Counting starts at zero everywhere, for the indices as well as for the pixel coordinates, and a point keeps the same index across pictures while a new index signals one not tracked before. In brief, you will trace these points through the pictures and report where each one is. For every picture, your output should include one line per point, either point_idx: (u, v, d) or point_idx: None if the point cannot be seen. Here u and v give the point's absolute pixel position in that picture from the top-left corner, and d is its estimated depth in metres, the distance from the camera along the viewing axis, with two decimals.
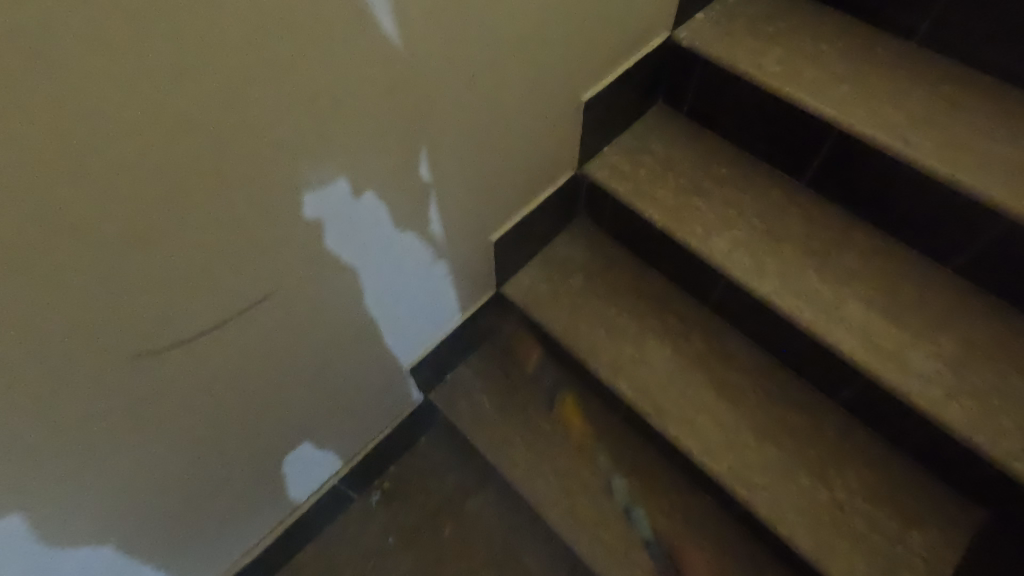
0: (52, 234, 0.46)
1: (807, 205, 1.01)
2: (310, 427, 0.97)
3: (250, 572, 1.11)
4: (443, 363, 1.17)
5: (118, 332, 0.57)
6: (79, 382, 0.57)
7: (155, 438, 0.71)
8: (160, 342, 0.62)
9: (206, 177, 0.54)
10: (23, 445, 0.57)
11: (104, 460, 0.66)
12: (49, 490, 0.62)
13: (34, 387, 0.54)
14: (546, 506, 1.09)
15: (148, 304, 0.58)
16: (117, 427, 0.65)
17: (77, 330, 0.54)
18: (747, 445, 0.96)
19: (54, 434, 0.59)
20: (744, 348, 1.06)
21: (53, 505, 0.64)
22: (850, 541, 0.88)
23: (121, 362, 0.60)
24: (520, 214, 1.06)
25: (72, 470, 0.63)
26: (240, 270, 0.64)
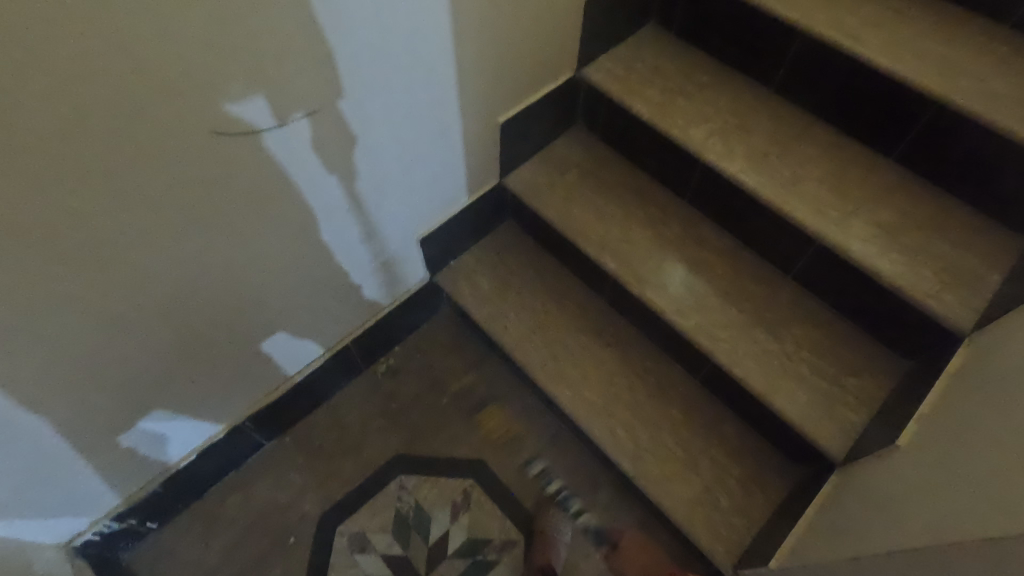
0: (94, 43, 0.59)
1: (776, 108, 1.17)
2: (331, 272, 1.10)
3: (268, 420, 1.25)
4: (450, 243, 1.31)
5: (147, 142, 0.70)
6: (110, 182, 0.70)
7: (171, 256, 0.83)
8: (183, 160, 0.74)
9: (222, 9, 0.65)
10: (63, 233, 0.70)
11: (126, 267, 0.79)
12: (80, 282, 0.75)
13: (73, 176, 0.66)
14: (536, 369, 1.24)
15: (174, 122, 0.70)
16: (140, 234, 0.77)
17: (108, 131, 0.65)
18: (712, 309, 1.13)
19: (88, 229, 0.71)
20: (715, 233, 1.21)
21: (80, 301, 0.77)
22: (794, 381, 1.05)
23: (148, 172, 0.72)
24: (526, 102, 1.19)
25: (95, 271, 0.76)
26: (252, 106, 0.76)
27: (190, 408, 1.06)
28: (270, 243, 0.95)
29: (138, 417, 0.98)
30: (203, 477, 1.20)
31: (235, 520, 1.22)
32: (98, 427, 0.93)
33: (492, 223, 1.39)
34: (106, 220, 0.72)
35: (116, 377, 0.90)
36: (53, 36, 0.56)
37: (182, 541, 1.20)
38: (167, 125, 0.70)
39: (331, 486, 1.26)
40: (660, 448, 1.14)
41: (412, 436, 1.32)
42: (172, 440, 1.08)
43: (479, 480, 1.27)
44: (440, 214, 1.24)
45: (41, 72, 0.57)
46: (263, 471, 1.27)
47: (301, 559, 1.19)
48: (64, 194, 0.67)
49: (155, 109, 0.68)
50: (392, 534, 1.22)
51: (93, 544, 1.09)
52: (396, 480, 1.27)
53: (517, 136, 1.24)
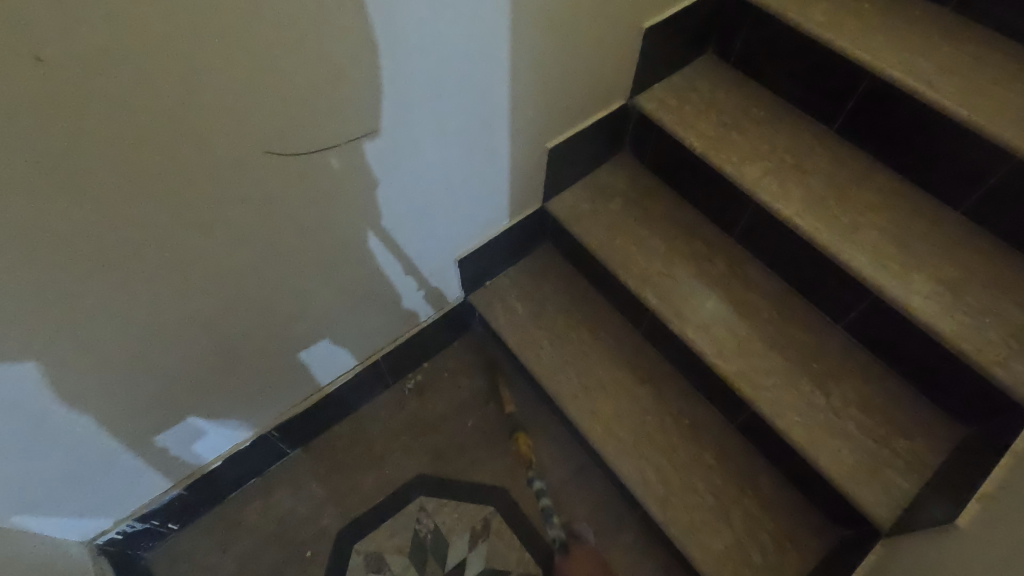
0: (149, 62, 0.58)
1: (837, 149, 1.12)
2: (368, 289, 1.09)
3: (294, 430, 1.24)
4: (487, 265, 1.29)
5: (196, 159, 0.69)
6: (157, 196, 0.69)
7: (213, 269, 0.83)
8: (230, 177, 0.74)
9: (278, 31, 0.64)
10: (107, 244, 0.69)
11: (165, 279, 0.79)
12: (120, 292, 0.75)
13: (121, 189, 0.66)
14: (566, 400, 1.21)
15: (222, 139, 0.69)
16: (182, 247, 0.77)
17: (157, 146, 0.65)
18: (755, 354, 1.08)
19: (132, 241, 0.71)
20: (764, 274, 1.17)
21: (118, 311, 0.77)
22: (840, 438, 0.99)
23: (195, 188, 0.72)
24: (575, 129, 1.17)
25: (135, 282, 0.76)
26: (302, 125, 0.75)
27: (219, 417, 1.06)
28: (310, 259, 0.94)
29: (169, 422, 0.98)
30: (226, 482, 1.20)
31: (253, 527, 1.22)
32: (129, 432, 0.93)
33: (531, 246, 1.37)
34: (153, 233, 0.72)
35: (148, 385, 0.90)
36: (108, 54, 0.56)
37: (200, 544, 1.20)
38: (216, 142, 0.69)
39: (351, 501, 1.25)
40: (690, 495, 1.10)
41: (435, 457, 1.30)
42: (198, 446, 1.08)
43: (499, 508, 1.25)
44: (481, 235, 1.22)
45: (93, 88, 0.57)
46: (286, 480, 1.27)
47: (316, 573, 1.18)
48: (111, 206, 0.67)
49: (206, 127, 0.67)
50: (408, 557, 1.20)
51: (115, 543, 1.09)
52: (415, 500, 1.25)
53: (563, 161, 1.22)
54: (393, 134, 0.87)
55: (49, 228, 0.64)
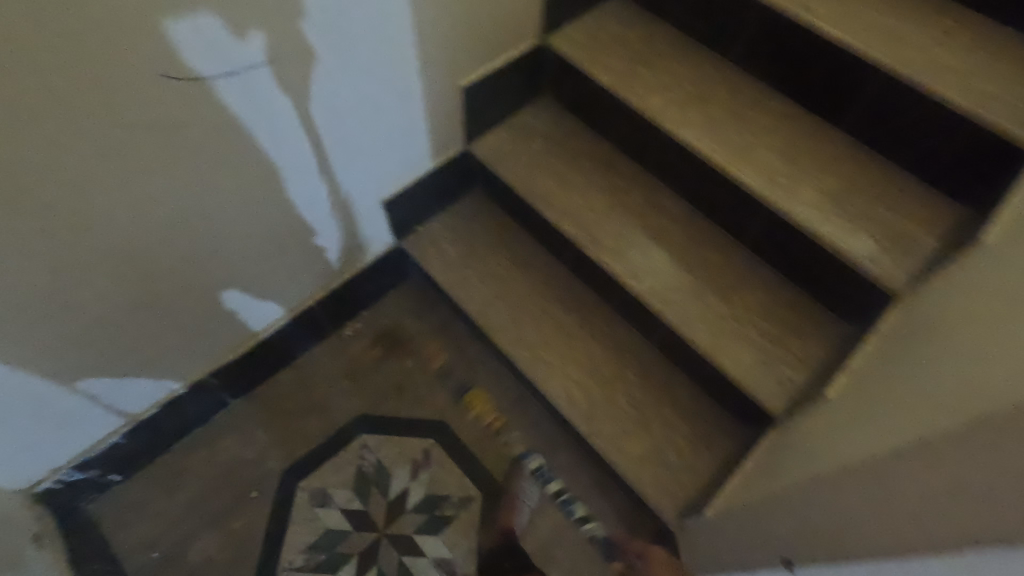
0: None
1: (735, 79, 1.19)
2: (292, 231, 1.11)
3: (234, 378, 1.27)
4: (415, 208, 1.33)
5: (91, 88, 0.70)
6: (57, 128, 0.70)
7: (127, 206, 0.84)
8: (132, 108, 0.75)
9: None
10: (14, 181, 0.70)
11: (77, 218, 0.79)
12: (33, 231, 0.76)
13: (18, 121, 0.67)
14: (496, 331, 1.27)
15: (119, 68, 0.70)
16: (91, 183, 0.78)
17: (49, 75, 0.66)
18: (666, 273, 1.16)
19: (39, 177, 0.72)
20: (673, 201, 1.24)
21: (30, 251, 0.78)
22: (741, 341, 1.08)
23: (97, 121, 0.73)
24: (490, 67, 1.21)
25: (45, 221, 0.76)
26: (204, 55, 0.76)
27: (148, 364, 1.07)
28: (228, 195, 0.95)
29: (96, 368, 0.99)
30: (167, 432, 1.22)
31: (199, 474, 1.25)
32: (56, 378, 0.94)
33: (459, 190, 1.41)
34: (52, 158, 0.72)
35: (70, 328, 0.90)
36: None
37: (144, 494, 1.22)
38: (111, 70, 0.70)
39: (295, 444, 1.29)
40: (612, 409, 1.18)
41: (376, 397, 1.34)
42: (130, 394, 1.09)
43: (439, 440, 1.30)
44: (405, 176, 1.25)
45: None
46: (228, 428, 1.29)
47: (262, 512, 1.22)
48: (11, 138, 0.67)
49: (97, 53, 0.68)
50: (352, 490, 1.25)
51: (55, 493, 1.10)
52: (358, 438, 1.30)
53: (482, 101, 1.26)
54: (301, 66, 0.88)
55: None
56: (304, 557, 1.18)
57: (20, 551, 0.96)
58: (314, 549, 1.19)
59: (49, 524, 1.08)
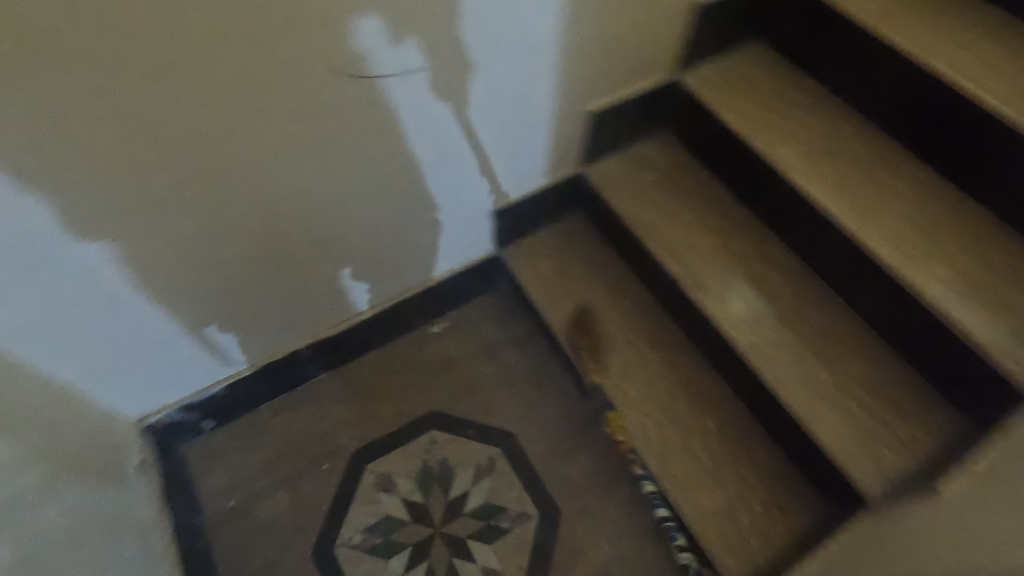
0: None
1: (873, 140, 1.14)
2: (407, 226, 1.17)
3: (326, 353, 1.34)
4: (520, 221, 1.36)
5: (270, 70, 0.79)
6: (236, 101, 0.80)
7: (275, 179, 0.92)
8: (299, 92, 0.83)
9: None
10: (193, 141, 0.81)
11: (234, 182, 0.89)
12: (197, 188, 0.86)
13: (207, 91, 0.76)
14: (579, 354, 1.27)
15: (296, 55, 0.79)
16: (251, 153, 0.87)
17: (241, 55, 0.75)
18: (767, 326, 1.12)
19: (212, 141, 0.82)
20: (785, 256, 1.20)
21: (190, 205, 0.88)
22: (839, 412, 1.03)
23: (268, 99, 0.82)
24: (618, 97, 1.23)
25: (208, 180, 0.86)
26: (368, 52, 0.84)
27: (259, 324, 1.17)
28: (358, 184, 1.02)
29: (216, 320, 1.09)
30: (259, 392, 1.31)
31: (279, 436, 1.32)
32: (183, 322, 1.05)
33: (564, 211, 1.43)
34: (224, 129, 0.82)
35: (205, 280, 1.00)
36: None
37: (229, 444, 1.30)
38: (290, 56, 0.79)
39: (369, 426, 1.34)
40: (687, 456, 1.15)
41: (451, 396, 1.38)
42: (238, 349, 1.19)
43: (505, 450, 1.32)
44: (518, 190, 1.29)
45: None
46: (311, 399, 1.37)
47: (329, 485, 1.27)
48: (199, 105, 0.77)
49: (281, 40, 0.77)
50: (415, 482, 1.28)
51: (160, 428, 1.20)
52: (427, 433, 1.34)
53: (604, 128, 1.28)
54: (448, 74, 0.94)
55: (136, 105, 0.73)
56: (361, 537, 1.22)
57: (126, 470, 1.06)
58: (371, 531, 1.23)
59: (148, 455, 1.16)
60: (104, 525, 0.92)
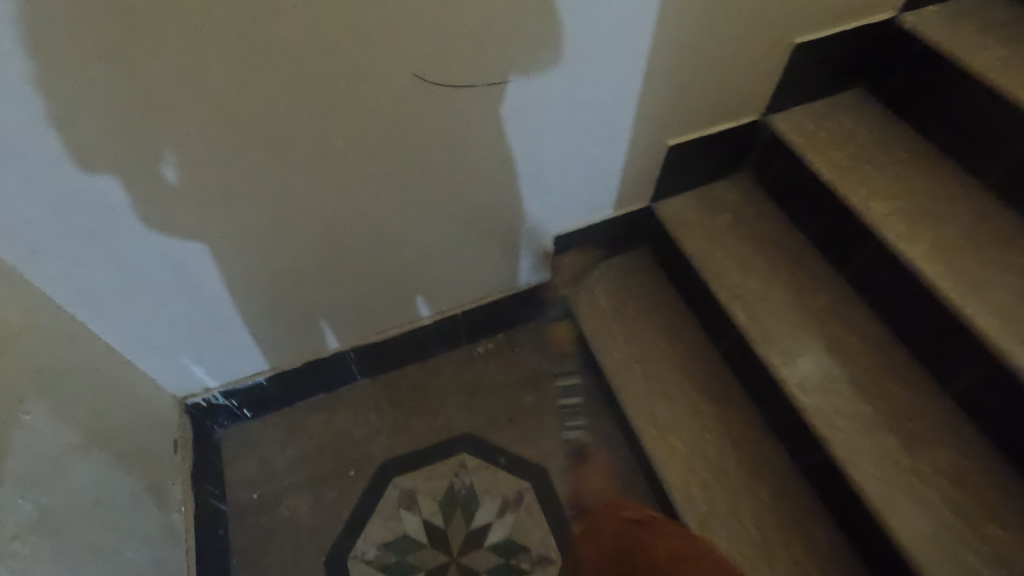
0: None
1: (984, 205, 1.03)
2: (467, 241, 1.16)
3: (370, 357, 1.33)
4: (582, 250, 1.32)
5: (351, 70, 0.78)
6: (317, 100, 0.80)
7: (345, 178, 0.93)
8: (379, 95, 0.83)
9: None
10: (271, 134, 0.82)
11: (304, 178, 0.90)
12: (269, 178, 0.87)
13: (288, 86, 0.77)
14: (627, 396, 1.20)
15: (380, 58, 0.78)
16: (325, 151, 0.87)
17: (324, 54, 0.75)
18: (840, 394, 1.02)
19: (288, 136, 0.83)
20: (868, 319, 1.10)
21: (260, 195, 0.89)
22: (920, 505, 0.90)
23: (350, 99, 0.81)
24: (701, 134, 1.18)
25: (281, 173, 0.87)
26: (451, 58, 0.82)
27: (310, 320, 1.17)
28: (423, 194, 1.01)
29: (270, 310, 1.10)
30: (299, 387, 1.31)
31: (313, 434, 1.31)
32: (237, 307, 1.06)
33: (629, 245, 1.38)
34: (301, 129, 0.83)
35: (263, 269, 1.02)
36: None
37: (263, 435, 1.31)
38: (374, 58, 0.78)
39: (402, 439, 1.31)
40: (734, 524, 1.04)
41: (488, 421, 1.33)
42: (287, 341, 1.20)
43: (536, 486, 1.25)
44: (584, 217, 1.25)
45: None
46: (349, 402, 1.36)
47: (353, 493, 1.24)
48: (279, 98, 0.78)
49: (367, 41, 0.76)
50: (438, 504, 1.23)
51: (199, 409, 1.23)
52: (458, 455, 1.29)
53: (681, 164, 1.23)
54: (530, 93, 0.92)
55: (220, 94, 0.74)
56: (376, 553, 1.17)
57: (163, 448, 1.07)
58: (387, 548, 1.18)
59: (187, 434, 1.18)
60: (130, 498, 0.92)
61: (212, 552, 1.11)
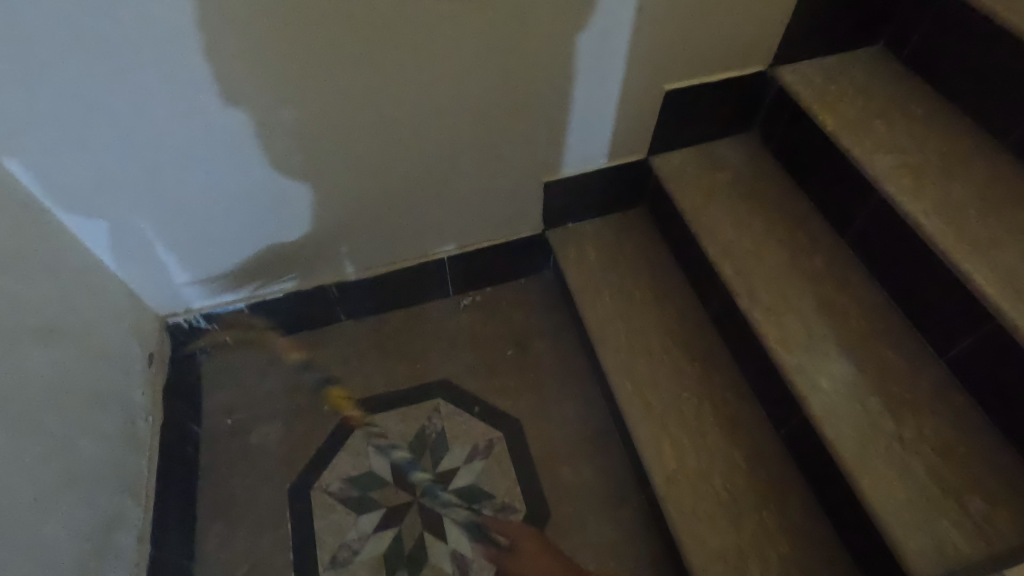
0: None
1: (1000, 166, 0.96)
2: (453, 177, 1.13)
3: (354, 297, 1.33)
4: (575, 201, 1.29)
5: None
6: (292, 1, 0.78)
7: (324, 94, 0.91)
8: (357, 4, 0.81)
9: None
10: (244, 35, 0.80)
11: (282, 89, 0.88)
12: (245, 84, 0.86)
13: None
14: (607, 349, 1.16)
15: None
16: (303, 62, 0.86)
17: None
18: (826, 354, 0.96)
19: (263, 39, 0.81)
20: (865, 283, 1.03)
21: (235, 101, 0.88)
22: (900, 472, 0.84)
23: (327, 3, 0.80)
24: (703, 81, 1.13)
25: (257, 81, 0.86)
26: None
27: (292, 249, 1.17)
28: (404, 119, 0.99)
29: (251, 231, 1.10)
30: (281, 321, 1.31)
31: (291, 369, 1.31)
32: (217, 225, 1.06)
33: (625, 202, 1.34)
34: (271, 33, 0.81)
35: (243, 186, 1.01)
36: None
37: (244, 365, 1.31)
38: None
39: (379, 380, 1.30)
40: (703, 483, 1.00)
41: (467, 370, 1.31)
42: (269, 269, 1.19)
43: (507, 436, 1.22)
44: (578, 164, 1.21)
45: None
46: (331, 341, 1.35)
47: (325, 427, 1.24)
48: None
49: None
50: (407, 446, 1.22)
51: (181, 331, 1.23)
52: (432, 401, 1.27)
53: (681, 115, 1.18)
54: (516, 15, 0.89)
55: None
56: (340, 487, 1.17)
57: (136, 358, 1.08)
58: (351, 483, 1.17)
59: (164, 349, 1.19)
60: (89, 394, 0.93)
61: (176, 469, 1.12)
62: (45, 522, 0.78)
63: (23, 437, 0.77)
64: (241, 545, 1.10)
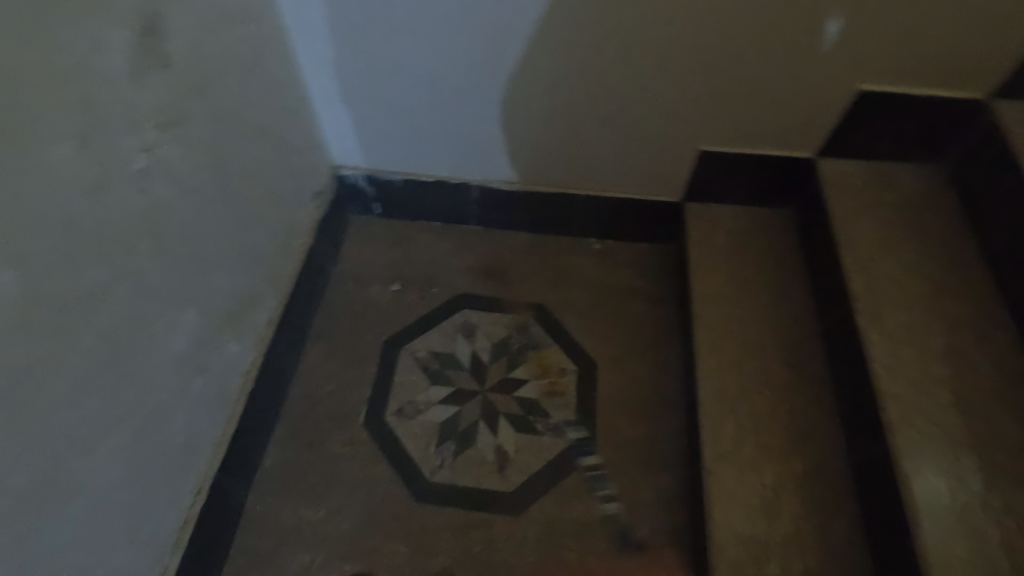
0: None
1: None
2: (616, 112, 1.19)
3: (490, 204, 1.44)
4: (724, 177, 1.28)
5: None
6: None
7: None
8: None
9: None
10: None
11: None
12: None
13: None
14: (703, 323, 1.17)
15: None
16: None
17: None
18: (932, 393, 0.90)
19: None
20: (1007, 345, 0.94)
21: None
22: (966, 528, 0.79)
23: None
24: (902, 91, 1.08)
25: None
26: None
27: (455, 138, 1.29)
28: (592, 40, 1.07)
29: (428, 109, 1.24)
30: (422, 205, 1.46)
31: (415, 249, 1.46)
32: (404, 93, 1.21)
33: (773, 198, 1.30)
34: None
35: (437, 64, 1.15)
36: None
37: (379, 232, 1.48)
38: None
39: (484, 283, 1.42)
40: (750, 472, 1.00)
41: (564, 302, 1.39)
42: (430, 151, 1.33)
43: (580, 371, 1.29)
44: (739, 141, 1.21)
45: None
46: (454, 238, 1.48)
47: (428, 304, 1.38)
48: None
49: None
50: (490, 345, 1.32)
51: (342, 184, 1.42)
52: (524, 317, 1.37)
53: (866, 121, 1.13)
54: None
55: None
56: (424, 355, 1.31)
57: (308, 187, 1.27)
58: (433, 356, 1.31)
59: (328, 193, 1.38)
60: (273, 193, 1.12)
61: (308, 288, 1.31)
62: (218, 267, 0.96)
63: (223, 199, 0.95)
64: (332, 369, 1.28)
